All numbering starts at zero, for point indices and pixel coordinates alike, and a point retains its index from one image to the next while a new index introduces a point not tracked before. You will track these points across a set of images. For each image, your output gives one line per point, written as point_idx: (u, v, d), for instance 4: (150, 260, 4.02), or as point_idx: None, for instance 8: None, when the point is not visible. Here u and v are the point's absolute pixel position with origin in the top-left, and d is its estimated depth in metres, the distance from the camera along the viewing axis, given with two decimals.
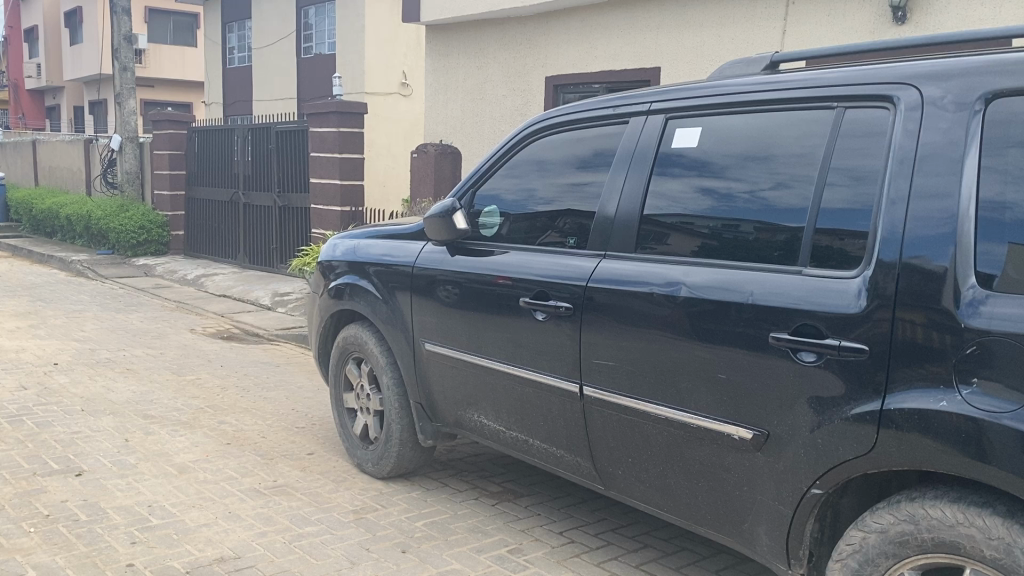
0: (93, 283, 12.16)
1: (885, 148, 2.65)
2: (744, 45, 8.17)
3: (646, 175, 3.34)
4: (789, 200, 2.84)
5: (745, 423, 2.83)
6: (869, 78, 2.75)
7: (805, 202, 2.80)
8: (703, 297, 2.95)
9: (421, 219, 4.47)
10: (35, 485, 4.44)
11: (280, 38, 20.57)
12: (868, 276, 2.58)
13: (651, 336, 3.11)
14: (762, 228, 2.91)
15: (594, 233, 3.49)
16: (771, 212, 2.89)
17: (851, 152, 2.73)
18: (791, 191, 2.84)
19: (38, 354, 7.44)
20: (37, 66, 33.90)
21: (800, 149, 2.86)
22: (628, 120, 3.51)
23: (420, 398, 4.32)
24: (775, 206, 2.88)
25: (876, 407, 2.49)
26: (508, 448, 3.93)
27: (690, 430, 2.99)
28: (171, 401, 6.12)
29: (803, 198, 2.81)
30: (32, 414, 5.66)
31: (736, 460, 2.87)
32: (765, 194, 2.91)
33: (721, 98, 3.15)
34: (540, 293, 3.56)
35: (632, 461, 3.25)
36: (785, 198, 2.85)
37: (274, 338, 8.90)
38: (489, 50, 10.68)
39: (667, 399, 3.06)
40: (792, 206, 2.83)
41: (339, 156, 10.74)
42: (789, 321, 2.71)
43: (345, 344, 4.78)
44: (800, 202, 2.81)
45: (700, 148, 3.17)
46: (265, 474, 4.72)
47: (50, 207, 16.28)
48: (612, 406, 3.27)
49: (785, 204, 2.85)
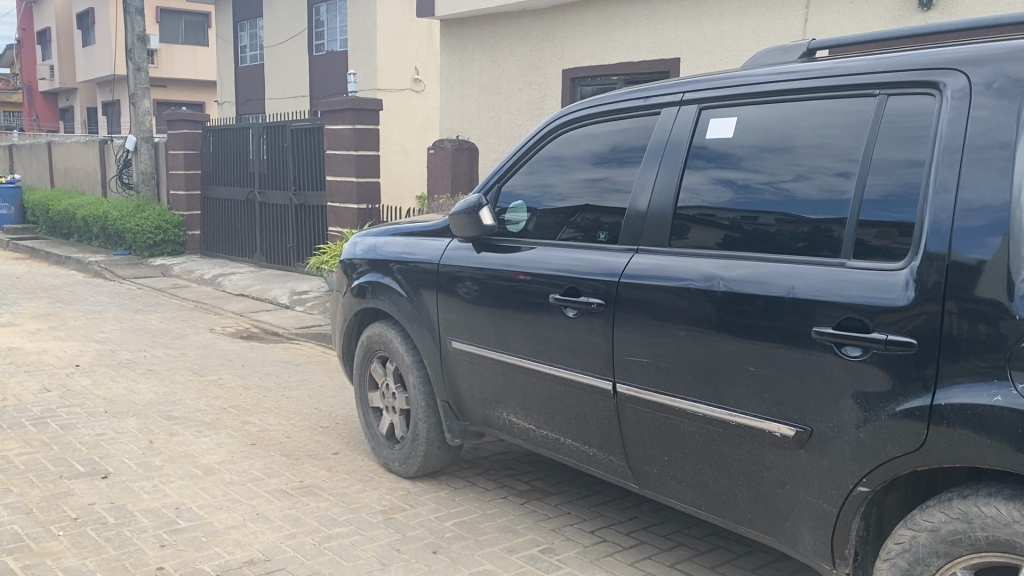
0: (111, 284, 12.18)
1: (919, 137, 2.60)
2: (764, 34, 8.08)
3: (674, 170, 3.28)
4: (808, 191, 2.83)
5: (787, 420, 2.76)
6: (902, 64, 2.70)
7: (825, 193, 2.78)
8: (739, 292, 2.90)
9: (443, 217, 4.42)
10: (62, 488, 4.42)
11: (291, 36, 20.58)
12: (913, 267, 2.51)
13: (686, 331, 3.05)
14: (784, 220, 2.90)
15: (625, 228, 3.42)
16: (793, 204, 2.87)
17: (877, 141, 2.68)
18: (811, 182, 2.82)
19: (59, 355, 7.44)
20: (51, 68, 34.10)
21: (819, 139, 2.84)
22: (659, 112, 3.44)
23: (447, 396, 4.27)
24: (796, 197, 2.86)
25: (926, 403, 2.42)
26: (538, 446, 3.88)
27: (728, 428, 2.93)
28: (194, 402, 6.11)
29: (823, 189, 2.79)
30: (56, 416, 5.65)
31: (778, 457, 2.81)
32: (785, 186, 2.90)
33: (755, 88, 3.09)
34: (568, 289, 3.50)
35: (668, 459, 3.19)
36: (805, 189, 2.83)
37: (294, 337, 8.88)
38: (505, 44, 10.61)
39: (704, 396, 3.00)
40: (812, 197, 2.82)
41: (354, 154, 10.70)
42: (822, 313, 2.67)
43: (369, 343, 4.74)
44: (820, 193, 2.79)
45: (726, 141, 3.13)
46: (292, 474, 4.69)
47: (66, 208, 16.35)
48: (646, 403, 3.21)
49: (806, 195, 2.83)
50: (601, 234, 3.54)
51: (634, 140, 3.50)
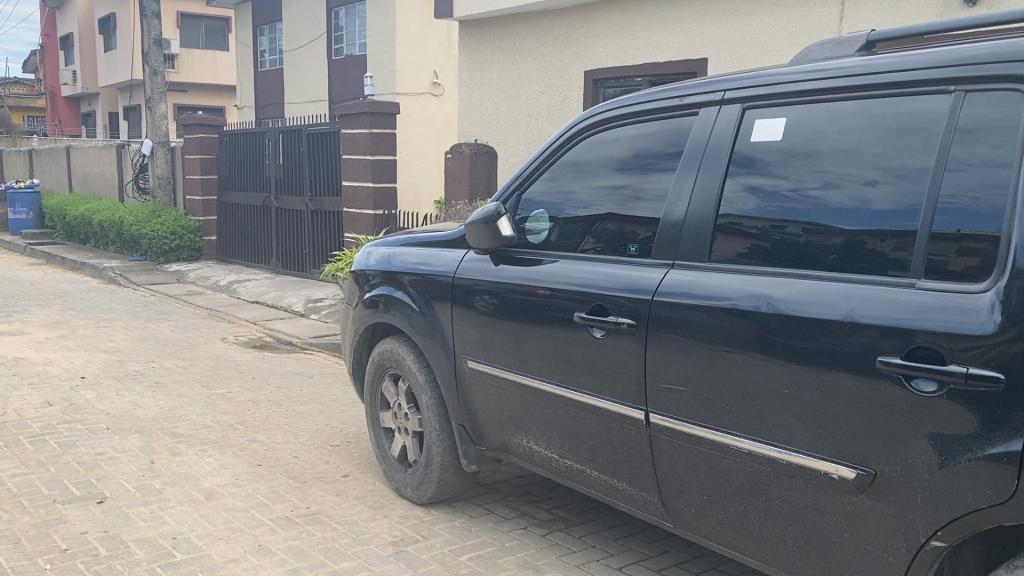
0: (125, 291, 11.98)
1: (957, 141, 2.34)
2: (797, 33, 7.74)
3: (706, 178, 2.97)
4: (838, 199, 2.58)
5: (846, 461, 2.43)
6: (958, 58, 2.40)
7: (856, 202, 2.54)
8: (787, 312, 2.58)
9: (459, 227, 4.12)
10: (53, 514, 4.16)
11: (309, 40, 20.45)
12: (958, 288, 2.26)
13: (728, 355, 2.73)
14: (811, 230, 2.65)
15: (659, 239, 3.09)
16: (822, 213, 2.62)
17: (914, 146, 2.43)
18: (841, 190, 2.58)
19: (65, 367, 7.21)
20: (74, 73, 34.33)
21: (848, 143, 2.60)
22: (697, 112, 3.10)
23: (463, 420, 3.97)
24: (825, 205, 2.61)
25: (1016, 449, 2.06)
26: (561, 476, 3.56)
27: (777, 467, 2.61)
28: (200, 418, 5.84)
29: (854, 198, 2.55)
30: (56, 432, 5.41)
31: (834, 504, 2.48)
32: (813, 193, 2.65)
33: (804, 84, 2.77)
34: (594, 307, 3.18)
35: (707, 498, 2.86)
36: (836, 198, 2.59)
37: (308, 347, 8.62)
38: (525, 45, 10.31)
39: (749, 430, 2.68)
40: (842, 206, 2.57)
41: (371, 158, 10.43)
42: (868, 335, 2.38)
43: (381, 360, 4.45)
44: (851, 202, 2.55)
45: (770, 144, 2.82)
46: (298, 499, 4.40)
47: (83, 213, 16.25)
48: (683, 436, 2.88)
49: (836, 204, 2.59)
50: (627, 247, 3.24)
51: (659, 145, 3.21)
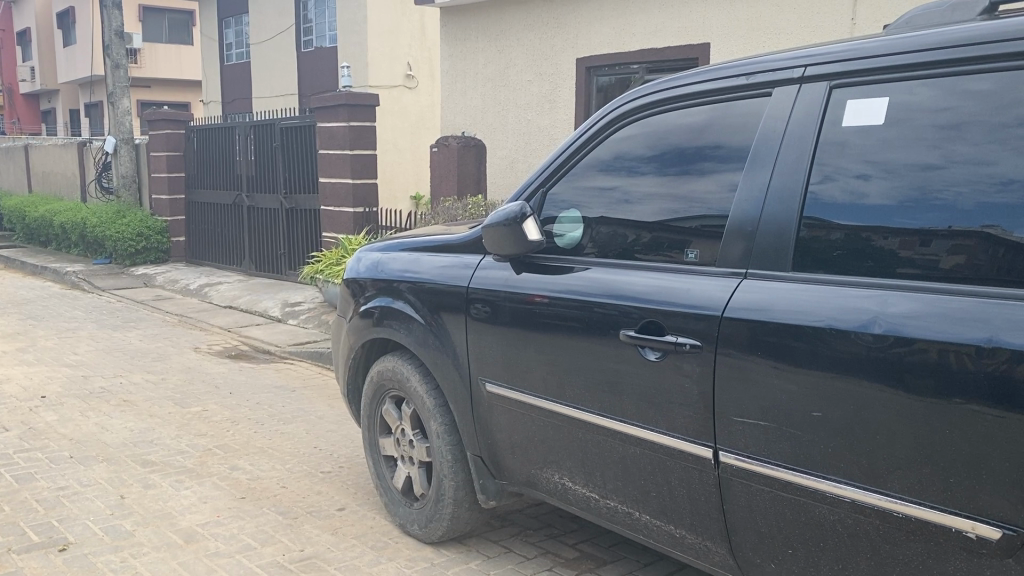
0: (89, 297, 11.31)
1: (934, 137, 2.20)
2: (809, 13, 7.30)
3: (783, 175, 2.51)
4: (833, 193, 2.39)
5: (981, 517, 1.99)
6: (952, 39, 2.23)
7: (848, 196, 2.36)
8: (877, 331, 2.18)
9: (453, 233, 3.73)
10: (8, 568, 3.60)
11: (278, 32, 19.72)
12: (958, 291, 2.10)
13: (805, 381, 2.31)
14: (812, 225, 2.43)
15: (727, 240, 2.62)
16: (817, 208, 2.42)
17: (906, 138, 2.26)
18: (836, 183, 2.39)
19: (23, 385, 6.60)
20: (31, 69, 33.24)
21: (847, 134, 2.39)
22: (770, 92, 2.62)
23: (480, 451, 3.48)
24: (821, 200, 2.41)
25: None
26: (600, 517, 3.10)
27: (889, 522, 2.16)
28: (174, 442, 5.28)
29: (846, 191, 2.36)
30: (12, 464, 4.84)
31: (967, 569, 2.03)
32: (810, 188, 2.45)
33: (853, 62, 2.42)
34: (646, 325, 2.70)
35: (793, 552, 2.41)
36: (829, 191, 2.40)
37: (288, 356, 8.06)
38: (512, 32, 9.82)
39: (850, 473, 2.23)
40: (835, 201, 2.39)
41: (350, 152, 9.85)
42: (992, 363, 1.96)
43: (380, 381, 3.95)
44: (843, 196, 2.36)
45: (843, 128, 2.41)
46: (289, 541, 3.88)
47: (43, 215, 15.50)
48: (761, 479, 2.43)
49: (828, 198, 2.40)
50: (677, 250, 2.77)
51: (645, 147, 2.95)
